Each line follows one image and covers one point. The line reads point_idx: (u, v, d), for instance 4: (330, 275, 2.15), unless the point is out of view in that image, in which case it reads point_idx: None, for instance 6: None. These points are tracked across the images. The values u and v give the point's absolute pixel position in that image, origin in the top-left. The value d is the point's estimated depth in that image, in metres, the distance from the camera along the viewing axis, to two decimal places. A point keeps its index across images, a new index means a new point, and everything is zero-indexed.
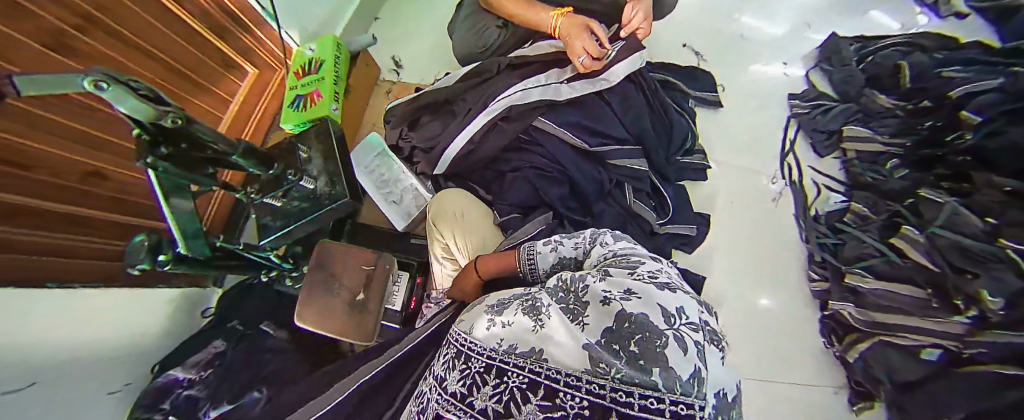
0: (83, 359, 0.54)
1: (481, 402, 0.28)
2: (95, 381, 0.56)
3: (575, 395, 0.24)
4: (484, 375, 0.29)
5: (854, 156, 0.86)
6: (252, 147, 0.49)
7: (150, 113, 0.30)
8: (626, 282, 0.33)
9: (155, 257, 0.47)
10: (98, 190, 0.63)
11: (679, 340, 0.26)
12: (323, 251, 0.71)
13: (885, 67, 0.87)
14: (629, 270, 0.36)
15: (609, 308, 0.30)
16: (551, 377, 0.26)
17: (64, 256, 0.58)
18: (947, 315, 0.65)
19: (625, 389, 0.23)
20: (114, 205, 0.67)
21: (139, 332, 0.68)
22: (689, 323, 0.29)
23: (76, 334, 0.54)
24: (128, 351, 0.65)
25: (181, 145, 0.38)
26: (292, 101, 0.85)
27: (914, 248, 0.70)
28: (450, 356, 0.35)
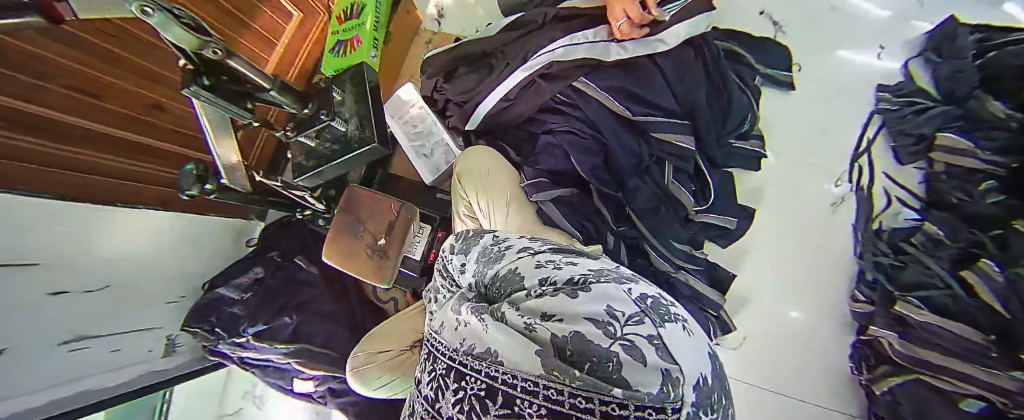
0: (133, 273, 0.63)
1: (448, 408, 0.26)
2: (148, 295, 0.67)
3: (532, 402, 0.19)
4: (446, 378, 0.27)
5: (941, 169, 0.72)
6: (286, 84, 0.49)
7: (194, 41, 0.31)
8: (539, 304, 0.25)
9: (202, 184, 0.53)
10: (157, 121, 0.65)
11: (632, 348, 0.18)
12: (351, 196, 0.79)
13: (1012, 68, 0.68)
14: (533, 283, 0.29)
15: (536, 337, 0.22)
16: (507, 382, 0.21)
17: (136, 181, 0.64)
18: (1004, 368, 0.55)
19: (585, 396, 0.18)
20: (175, 138, 0.70)
21: (183, 257, 0.75)
22: (632, 313, 0.21)
23: (131, 250, 0.62)
24: (172, 272, 0.72)
25: (223, 77, 0.40)
26: (333, 47, 0.84)
27: (988, 285, 0.59)
28: (426, 356, 0.34)
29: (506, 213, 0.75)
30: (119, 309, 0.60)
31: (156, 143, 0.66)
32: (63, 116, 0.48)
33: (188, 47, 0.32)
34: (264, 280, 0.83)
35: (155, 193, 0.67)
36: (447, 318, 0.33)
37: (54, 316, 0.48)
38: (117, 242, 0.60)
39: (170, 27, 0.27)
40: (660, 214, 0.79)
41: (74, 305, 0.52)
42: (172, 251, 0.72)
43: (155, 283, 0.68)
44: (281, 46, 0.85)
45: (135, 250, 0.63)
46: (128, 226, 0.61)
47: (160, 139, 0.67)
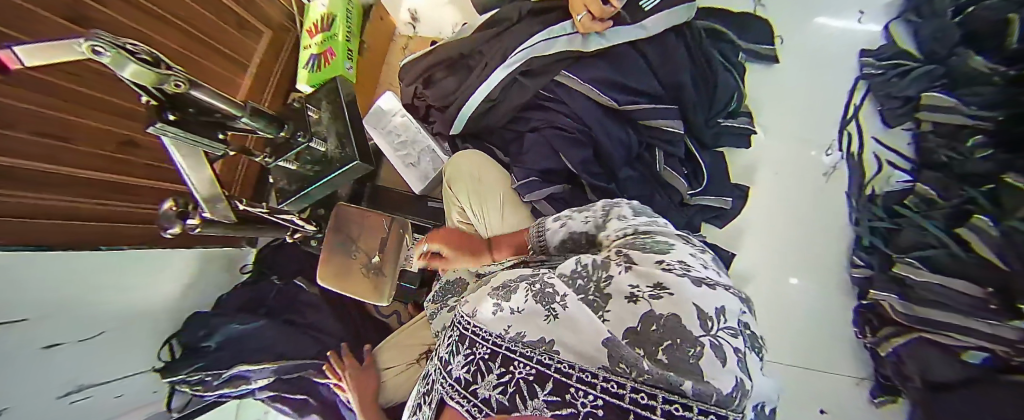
0: (121, 321, 0.61)
1: (485, 391, 0.41)
2: (136, 340, 0.64)
3: (588, 394, 0.33)
4: (488, 364, 0.42)
5: (930, 128, 0.72)
6: (258, 107, 0.48)
7: (152, 77, 0.29)
8: (654, 274, 0.38)
9: (184, 221, 0.49)
10: (134, 157, 0.63)
11: (715, 349, 0.32)
12: (340, 213, 0.76)
13: (991, 23, 0.65)
14: (659, 256, 0.41)
15: (636, 307, 0.36)
16: (562, 372, 0.35)
17: (121, 223, 0.62)
18: (1002, 319, 0.56)
19: (646, 392, 0.31)
20: (152, 172, 0.67)
21: (173, 295, 0.72)
22: (728, 329, 0.34)
23: (120, 296, 0.60)
24: (161, 313, 0.70)
25: (191, 110, 0.38)
26: (307, 62, 0.81)
27: (983, 241, 0.59)
28: (454, 340, 0.50)
29: (502, 214, 0.75)
30: (112, 358, 0.59)
31: (139, 180, 0.64)
32: (37, 165, 0.45)
33: (146, 83, 0.30)
34: (267, 302, 0.81)
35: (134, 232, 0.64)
36: (494, 304, 0.47)
37: (46, 373, 0.46)
38: (111, 291, 0.58)
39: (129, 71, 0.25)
40: (655, 202, 0.80)
41: (67, 358, 0.49)
42: (165, 289, 0.70)
43: (147, 325, 0.67)
44: (254, 66, 0.81)
45: (123, 294, 0.60)
46: (120, 269, 0.59)
47: (136, 175, 0.64)
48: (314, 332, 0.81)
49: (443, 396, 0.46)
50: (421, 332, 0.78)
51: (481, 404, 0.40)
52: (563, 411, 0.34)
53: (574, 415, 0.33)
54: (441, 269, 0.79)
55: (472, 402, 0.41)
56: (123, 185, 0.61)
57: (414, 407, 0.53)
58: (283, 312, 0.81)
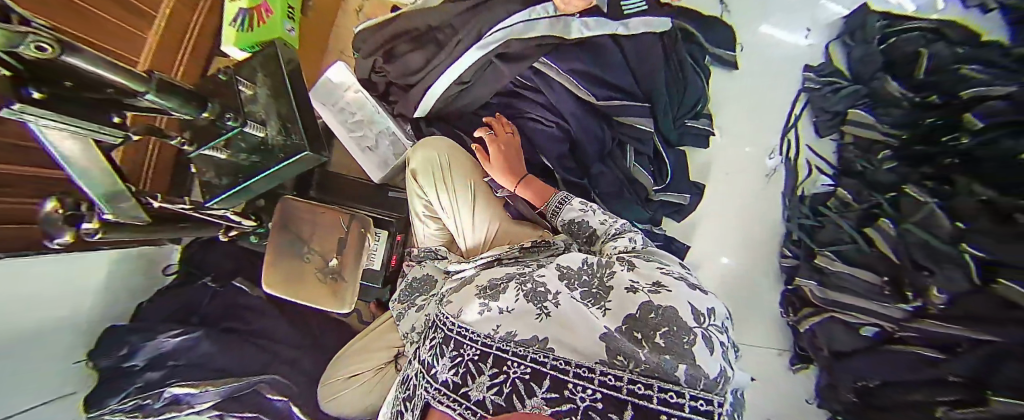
0: (20, 343, 0.50)
1: (478, 393, 0.39)
2: (42, 365, 0.53)
3: (586, 387, 0.35)
4: (480, 364, 0.40)
5: (851, 140, 0.83)
6: (169, 79, 0.37)
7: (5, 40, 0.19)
8: (653, 275, 0.43)
9: (77, 225, 0.38)
10: (3, 138, 0.47)
11: (705, 338, 0.38)
12: (286, 207, 0.68)
13: (905, 55, 0.78)
14: (659, 265, 0.45)
15: (634, 297, 0.41)
16: (561, 369, 0.37)
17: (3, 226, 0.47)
18: (892, 301, 0.69)
19: (645, 383, 0.34)
20: (30, 157, 0.52)
21: (68, 306, 0.59)
22: (715, 324, 0.40)
23: (17, 314, 0.49)
24: (56, 331, 0.57)
25: (59, 84, 0.27)
26: (233, 18, 0.65)
27: (885, 239, 0.72)
28: (438, 342, 0.46)
29: (473, 210, 0.67)
30: (10, 391, 0.47)
31: (15, 170, 0.49)
32: None
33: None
34: (200, 309, 0.72)
35: (24, 233, 0.51)
36: (482, 304, 0.46)
37: None
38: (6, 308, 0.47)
39: None
40: (624, 198, 0.81)
41: None
42: (65, 303, 0.58)
43: (52, 347, 0.56)
44: (161, 17, 0.64)
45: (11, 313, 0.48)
46: (9, 281, 0.48)
47: (11, 162, 0.49)
48: (262, 341, 0.72)
49: (427, 400, 0.43)
50: (388, 334, 0.72)
51: (474, 406, 0.39)
52: (563, 407, 0.35)
53: (575, 411, 0.35)
54: (405, 266, 0.74)
55: (463, 406, 0.39)
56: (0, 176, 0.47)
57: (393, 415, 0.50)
58: (222, 320, 0.72)
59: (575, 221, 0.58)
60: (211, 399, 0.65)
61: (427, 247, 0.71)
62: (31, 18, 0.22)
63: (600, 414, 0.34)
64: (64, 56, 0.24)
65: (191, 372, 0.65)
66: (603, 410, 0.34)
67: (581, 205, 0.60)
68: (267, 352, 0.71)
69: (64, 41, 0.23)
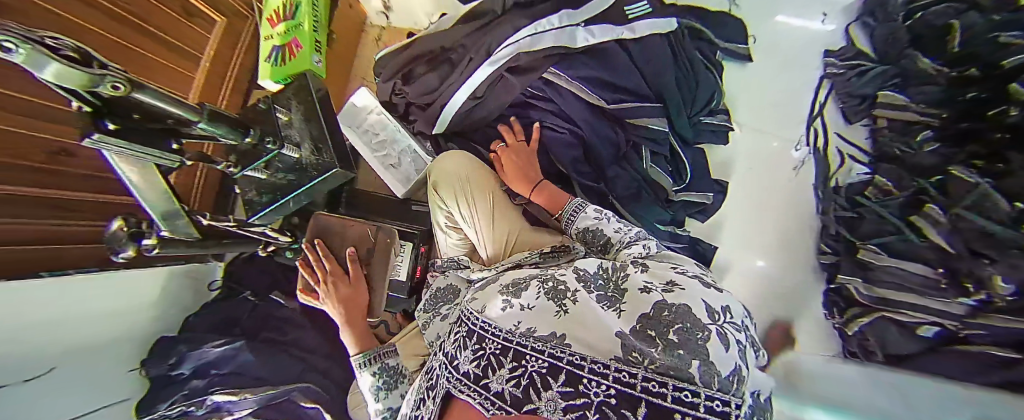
0: (76, 354, 0.57)
1: (497, 385, 0.38)
2: (95, 374, 0.60)
3: (601, 384, 0.33)
4: (500, 358, 0.40)
5: (885, 124, 0.79)
6: (217, 110, 0.42)
7: (80, 80, 0.23)
8: (667, 275, 0.42)
9: (139, 242, 0.42)
10: (67, 167, 0.56)
11: (721, 337, 0.35)
12: (319, 224, 0.73)
13: (934, 27, 0.72)
14: (671, 265, 0.45)
15: (648, 297, 0.39)
16: (576, 364, 0.35)
17: (52, 244, 0.55)
18: (951, 296, 0.62)
19: (658, 381, 0.32)
20: (94, 183, 0.61)
21: (121, 321, 0.66)
22: (732, 322, 0.37)
23: (72, 326, 0.56)
24: (108, 343, 0.63)
25: (131, 116, 0.32)
26: (269, 54, 0.73)
27: (935, 228, 0.65)
28: (463, 336, 0.47)
29: (492, 221, 0.68)
30: (68, 396, 0.53)
31: (78, 194, 0.58)
32: None
33: (74, 87, 0.24)
34: (242, 321, 0.78)
35: (74, 252, 0.59)
36: (504, 300, 0.46)
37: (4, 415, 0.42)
38: (60, 324, 0.54)
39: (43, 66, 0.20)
40: (641, 200, 0.78)
41: (19, 396, 0.45)
42: (120, 317, 0.65)
43: (106, 358, 0.63)
44: (206, 58, 0.74)
45: (65, 326, 0.55)
46: (66, 298, 0.55)
47: (75, 188, 0.58)
48: (296, 350, 0.76)
49: (448, 388, 0.44)
50: (411, 343, 0.71)
51: (494, 398, 0.38)
52: (576, 402, 0.33)
53: (588, 405, 0.33)
54: (432, 276, 0.76)
55: (483, 396, 0.39)
56: (61, 200, 0.56)
57: (416, 403, 0.51)
58: (261, 331, 0.77)
59: (588, 230, 0.58)
60: (248, 407, 0.68)
61: (452, 257, 0.73)
62: (107, 63, 0.26)
63: (614, 412, 0.32)
64: (133, 93, 0.29)
65: (234, 380, 0.71)
66: (616, 406, 0.32)
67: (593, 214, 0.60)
68: (302, 361, 0.75)
69: (135, 81, 0.28)
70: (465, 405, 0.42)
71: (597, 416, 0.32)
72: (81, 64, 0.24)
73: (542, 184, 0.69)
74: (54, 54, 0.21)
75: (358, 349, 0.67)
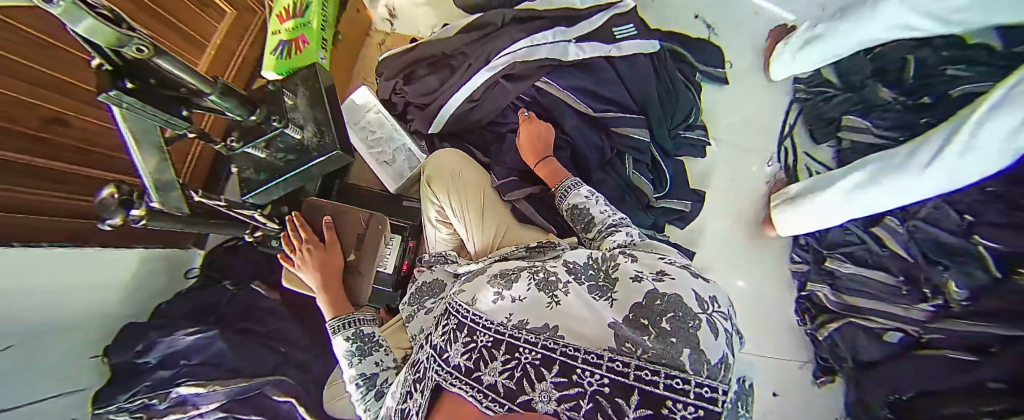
0: (47, 332, 0.56)
1: (491, 377, 0.37)
2: (63, 354, 0.59)
3: (596, 373, 0.32)
4: (493, 350, 0.38)
5: (847, 146, 0.86)
6: (229, 85, 0.44)
7: (113, 36, 0.25)
8: (657, 266, 0.42)
9: (127, 210, 0.41)
10: (66, 138, 0.57)
11: (710, 324, 0.35)
12: (312, 208, 0.72)
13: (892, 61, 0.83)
14: (659, 255, 0.45)
15: (640, 286, 0.39)
16: (571, 355, 0.34)
17: (46, 217, 0.55)
18: (913, 302, 0.68)
19: (651, 370, 0.31)
20: (91, 157, 0.62)
21: (83, 303, 0.63)
22: (719, 311, 0.38)
23: (38, 304, 0.54)
24: (68, 326, 0.60)
25: (149, 81, 0.34)
26: (274, 48, 0.76)
27: (893, 236, 0.71)
28: (452, 328, 0.45)
29: (481, 219, 0.70)
30: (23, 377, 0.51)
31: (71, 166, 0.59)
32: None
33: (103, 44, 0.25)
34: (219, 309, 0.76)
35: (60, 226, 0.58)
36: (495, 292, 0.44)
37: None
38: (42, 297, 0.55)
39: (94, 26, 0.22)
40: (625, 204, 0.81)
41: None
42: (84, 299, 0.63)
43: (75, 339, 0.62)
44: (212, 47, 0.77)
45: (29, 303, 0.53)
46: (51, 267, 0.56)
47: (75, 161, 0.59)
48: (274, 343, 0.74)
49: (437, 381, 0.42)
50: (397, 336, 0.71)
51: (487, 390, 0.37)
52: (570, 392, 0.33)
53: (582, 394, 0.32)
54: (416, 271, 0.75)
55: (476, 389, 0.37)
56: (60, 171, 0.57)
57: (402, 396, 0.47)
58: (238, 320, 0.75)
59: (577, 206, 0.63)
60: (216, 401, 0.66)
61: (438, 252, 0.72)
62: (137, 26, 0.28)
63: (609, 401, 0.31)
64: (155, 57, 0.31)
65: (205, 372, 0.68)
66: (610, 394, 0.31)
67: (588, 193, 0.65)
68: (280, 353, 0.73)
69: (160, 47, 0.30)
70: (455, 398, 0.40)
71: (592, 405, 0.31)
72: (115, 23, 0.25)
73: (548, 159, 0.73)
74: (89, 10, 0.21)
75: (334, 314, 0.61)
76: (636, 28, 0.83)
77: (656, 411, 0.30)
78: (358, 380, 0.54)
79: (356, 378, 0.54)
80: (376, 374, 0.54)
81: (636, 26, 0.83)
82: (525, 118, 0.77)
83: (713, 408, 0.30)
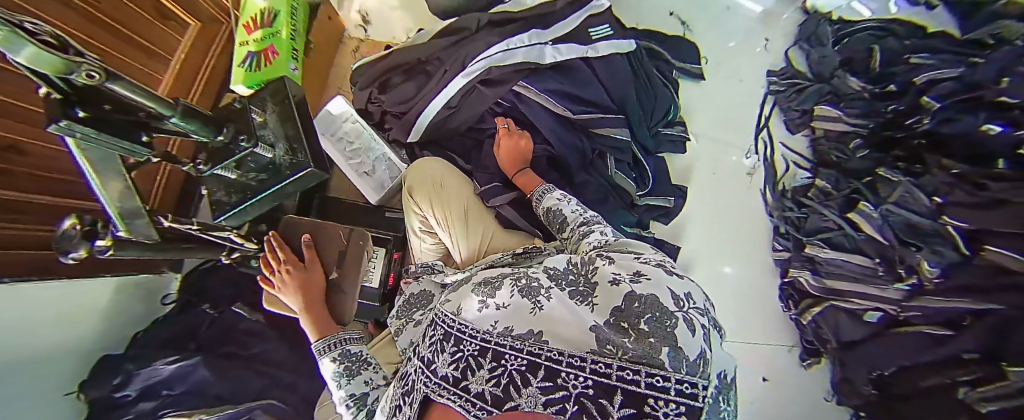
0: (22, 371, 0.54)
1: (478, 385, 0.36)
2: (40, 393, 0.57)
3: (581, 376, 0.32)
4: (481, 359, 0.38)
5: (821, 134, 0.88)
6: (191, 106, 0.42)
7: (57, 66, 0.23)
8: (634, 266, 0.42)
9: (92, 242, 0.39)
10: (25, 167, 0.54)
11: (687, 321, 0.36)
12: (289, 225, 0.71)
13: (858, 52, 0.86)
14: (635, 255, 0.46)
15: (618, 288, 0.39)
16: (554, 359, 0.34)
17: (7, 249, 0.52)
18: (888, 283, 0.69)
19: (632, 370, 0.31)
20: (52, 185, 0.59)
21: (58, 338, 0.60)
22: (694, 307, 0.38)
23: (10, 342, 0.51)
24: (41, 363, 0.57)
25: (102, 106, 0.32)
26: (243, 60, 0.73)
27: (868, 222, 0.73)
28: (439, 338, 0.44)
29: (466, 228, 0.69)
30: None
31: (33, 196, 0.56)
32: None
33: (49, 73, 0.24)
34: (199, 335, 0.73)
35: (29, 259, 0.55)
36: (480, 300, 0.43)
37: None
38: (14, 337, 0.52)
39: (38, 58, 0.21)
40: (608, 204, 0.82)
41: None
42: (56, 334, 0.60)
43: (53, 374, 0.60)
44: (177, 61, 0.74)
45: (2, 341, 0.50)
46: (23, 307, 0.53)
47: (36, 191, 0.57)
48: (259, 365, 0.72)
49: (426, 393, 0.40)
50: (386, 350, 0.69)
51: (475, 399, 0.36)
52: (557, 395, 0.33)
53: (568, 398, 0.32)
54: (404, 283, 0.74)
55: (464, 398, 0.36)
56: (24, 204, 0.54)
57: (391, 410, 0.46)
58: (220, 345, 0.73)
59: (551, 209, 0.65)
60: None
61: (425, 262, 0.72)
62: (86, 52, 0.26)
63: (593, 402, 0.31)
64: (108, 83, 0.29)
65: (188, 400, 0.66)
66: (594, 396, 0.31)
67: (559, 196, 0.67)
68: (268, 376, 0.72)
69: (114, 72, 0.28)
70: (444, 410, 0.38)
71: (577, 408, 0.31)
72: (60, 50, 0.23)
73: (526, 170, 0.75)
74: (29, 36, 0.19)
75: (317, 335, 0.60)
76: (611, 28, 0.83)
77: (639, 409, 0.30)
78: (348, 401, 0.53)
79: (346, 399, 0.53)
80: (366, 393, 0.53)
81: (612, 26, 0.84)
82: (503, 127, 0.78)
83: (694, 403, 0.31)
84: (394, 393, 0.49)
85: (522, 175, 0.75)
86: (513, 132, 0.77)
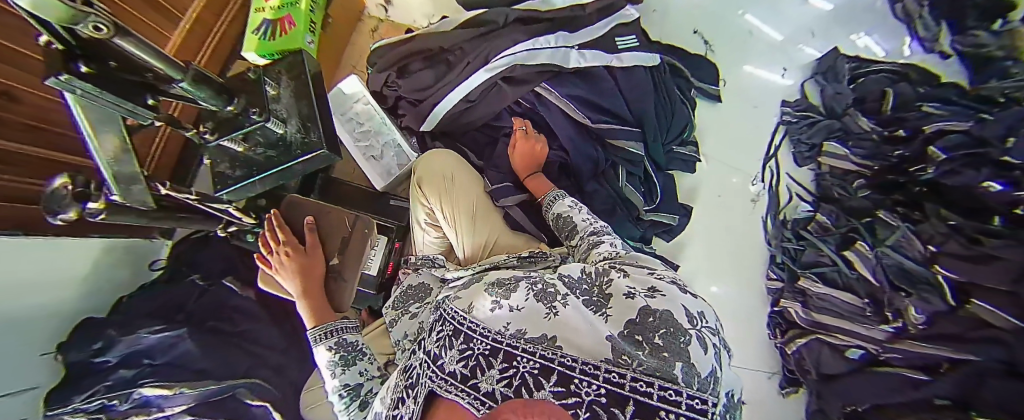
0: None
1: (488, 385, 0.35)
2: (14, 351, 0.54)
3: (593, 384, 0.31)
4: (492, 359, 0.37)
5: (827, 170, 0.89)
6: (203, 73, 0.40)
7: (65, 16, 0.20)
8: (649, 282, 0.42)
9: (83, 204, 0.36)
10: (19, 118, 0.51)
11: (700, 339, 0.36)
12: (290, 203, 0.69)
13: (872, 92, 0.88)
14: (648, 270, 0.46)
15: (633, 302, 0.38)
16: (567, 365, 0.33)
17: None
18: (875, 323, 0.72)
19: (646, 381, 0.31)
20: (46, 139, 0.56)
21: (39, 295, 0.57)
22: (707, 326, 0.39)
23: None
24: (19, 320, 0.54)
25: (107, 62, 0.29)
26: (257, 27, 0.70)
27: (863, 261, 0.76)
28: (447, 334, 0.43)
29: (472, 224, 0.68)
30: None
31: (25, 148, 0.52)
32: None
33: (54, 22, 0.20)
34: (187, 307, 0.71)
35: (14, 213, 0.52)
36: (493, 300, 0.43)
37: None
38: None
39: (50, 10, 0.18)
40: (615, 215, 0.81)
41: None
42: (39, 291, 0.57)
43: (33, 333, 0.57)
44: (187, 21, 0.70)
45: None
46: (8, 263, 0.51)
47: (29, 142, 0.53)
48: (247, 344, 0.70)
49: (431, 387, 0.40)
50: (381, 341, 0.69)
51: (484, 398, 0.35)
52: (569, 401, 0.32)
53: (580, 404, 0.31)
54: (403, 273, 0.73)
55: (473, 396, 0.35)
56: (15, 156, 0.51)
57: (393, 403, 0.45)
58: (207, 318, 0.71)
59: (562, 215, 0.65)
60: (184, 403, 0.62)
61: (426, 255, 0.71)
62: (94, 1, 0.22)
63: (605, 410, 0.30)
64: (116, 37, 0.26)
65: (170, 372, 0.63)
66: (606, 404, 0.31)
67: (570, 203, 0.66)
68: (255, 354, 0.70)
69: (125, 27, 0.25)
70: (451, 408, 0.38)
71: (589, 415, 0.31)
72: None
73: (536, 175, 0.75)
74: None
75: (315, 322, 0.58)
76: (637, 39, 0.83)
77: None
78: (341, 391, 0.52)
79: (340, 389, 0.52)
80: (360, 385, 0.53)
81: (638, 37, 0.83)
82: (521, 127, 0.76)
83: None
84: (393, 383, 0.49)
85: (534, 180, 0.74)
86: (529, 135, 0.76)
